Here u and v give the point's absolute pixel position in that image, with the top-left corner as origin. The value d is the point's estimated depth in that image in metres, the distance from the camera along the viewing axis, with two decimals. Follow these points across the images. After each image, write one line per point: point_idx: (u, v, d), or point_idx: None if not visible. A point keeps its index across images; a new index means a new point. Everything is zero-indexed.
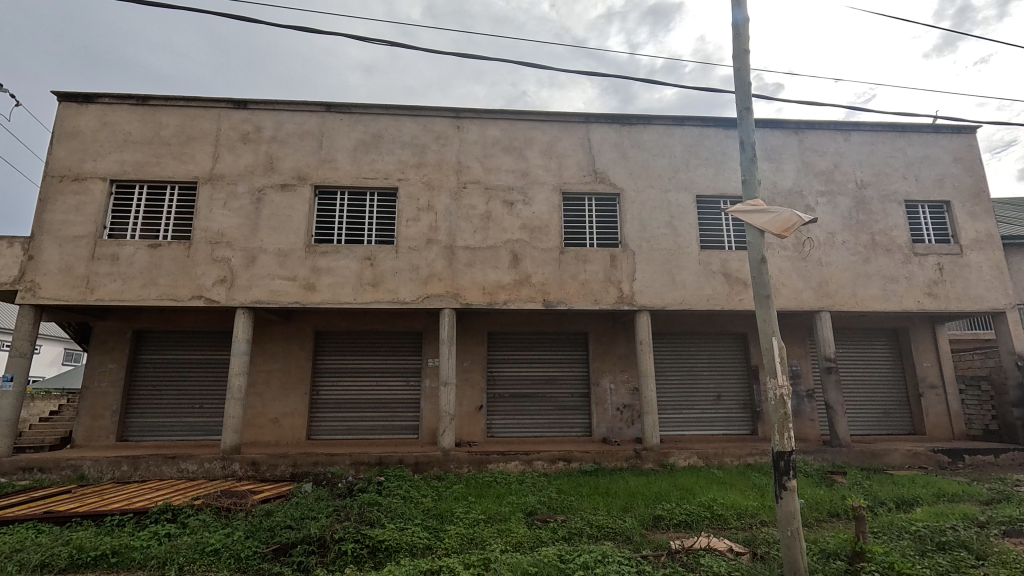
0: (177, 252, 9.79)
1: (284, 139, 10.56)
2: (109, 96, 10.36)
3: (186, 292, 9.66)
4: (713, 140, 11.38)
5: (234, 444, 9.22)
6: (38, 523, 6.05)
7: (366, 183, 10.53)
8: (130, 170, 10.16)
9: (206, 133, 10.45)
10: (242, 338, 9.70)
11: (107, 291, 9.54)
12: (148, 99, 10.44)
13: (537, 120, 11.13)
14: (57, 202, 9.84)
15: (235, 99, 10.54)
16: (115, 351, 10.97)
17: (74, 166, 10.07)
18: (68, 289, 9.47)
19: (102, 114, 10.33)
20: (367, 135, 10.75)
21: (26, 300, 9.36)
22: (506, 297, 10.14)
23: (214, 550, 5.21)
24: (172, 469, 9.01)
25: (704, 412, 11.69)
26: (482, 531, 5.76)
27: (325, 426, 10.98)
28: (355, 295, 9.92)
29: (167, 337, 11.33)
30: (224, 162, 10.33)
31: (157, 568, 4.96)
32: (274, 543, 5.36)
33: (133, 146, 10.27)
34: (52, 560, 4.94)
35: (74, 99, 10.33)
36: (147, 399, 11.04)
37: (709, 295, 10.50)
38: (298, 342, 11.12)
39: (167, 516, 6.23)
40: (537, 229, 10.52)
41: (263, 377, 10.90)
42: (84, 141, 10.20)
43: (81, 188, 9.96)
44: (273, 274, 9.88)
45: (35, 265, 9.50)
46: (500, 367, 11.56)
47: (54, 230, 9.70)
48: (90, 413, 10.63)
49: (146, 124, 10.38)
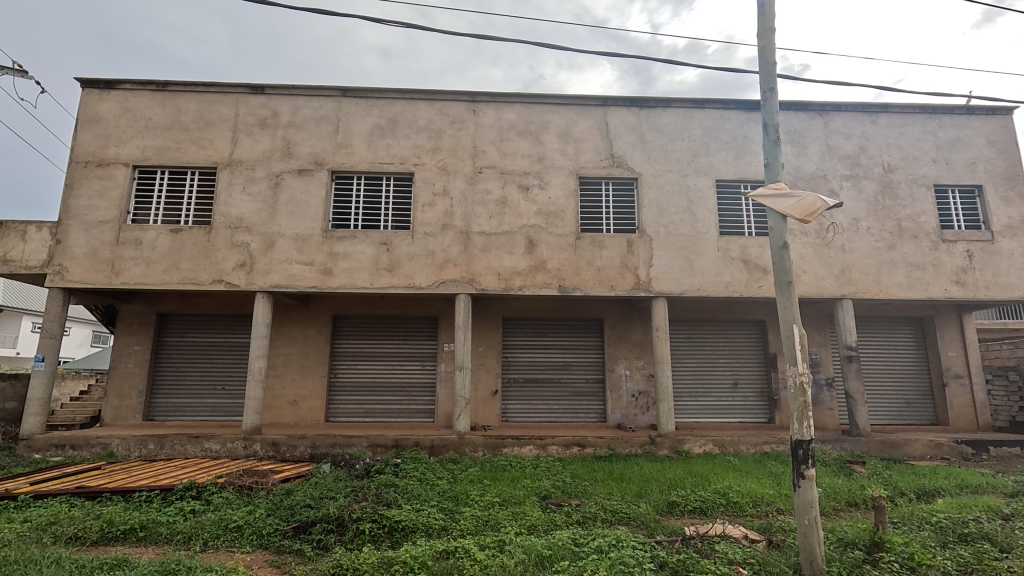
0: (198, 237, 9.95)
1: (301, 123, 10.59)
2: (130, 82, 10.49)
3: (207, 276, 9.83)
4: (734, 123, 11.11)
5: (255, 425, 9.44)
6: (71, 497, 6.29)
7: (382, 168, 10.54)
8: (150, 155, 10.31)
9: (224, 119, 10.53)
10: (263, 321, 9.87)
11: (132, 274, 9.75)
12: (168, 85, 10.53)
13: (553, 103, 10.97)
14: (82, 187, 10.05)
15: (252, 84, 10.59)
16: (140, 333, 11.26)
17: (97, 151, 10.24)
18: (95, 272, 9.71)
19: (124, 100, 10.47)
20: (383, 119, 10.72)
21: (54, 284, 9.62)
22: (521, 282, 10.12)
23: (237, 526, 5.37)
24: (196, 448, 9.27)
25: (720, 400, 11.60)
26: (497, 514, 5.81)
27: (343, 409, 11.17)
28: (372, 280, 9.99)
29: (190, 320, 11.57)
30: (243, 147, 10.42)
31: (182, 542, 5.12)
32: (295, 521, 5.49)
33: (154, 131, 10.40)
34: (85, 533, 5.14)
35: (96, 85, 10.48)
36: (171, 380, 11.32)
37: (728, 281, 10.34)
38: (316, 326, 11.28)
39: (192, 492, 6.43)
40: (553, 215, 10.44)
41: (282, 359, 11.10)
42: (107, 127, 10.36)
43: (104, 173, 10.15)
44: (291, 259, 9.99)
45: (63, 249, 9.75)
46: (516, 352, 11.59)
47: (80, 215, 9.92)
48: (118, 393, 10.97)
49: (166, 109, 10.49)
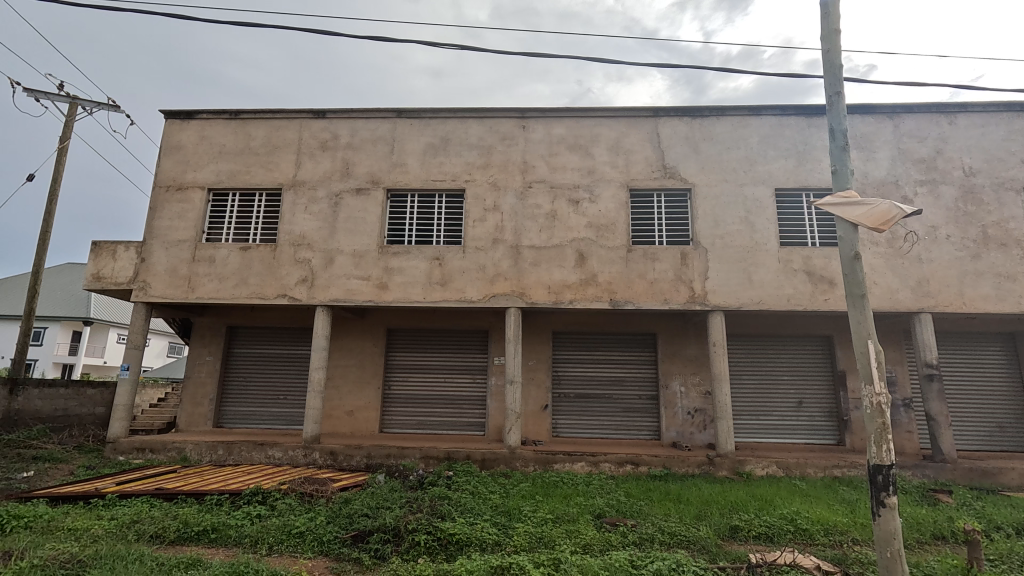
0: (265, 254, 10.55)
1: (359, 145, 11.08)
2: (206, 112, 11.36)
3: (272, 291, 10.39)
4: (794, 130, 10.67)
5: (314, 434, 9.82)
6: (151, 498, 6.72)
7: (434, 185, 10.83)
8: (223, 178, 11.08)
9: (289, 143, 11.18)
10: (322, 334, 10.31)
11: (206, 290, 10.45)
12: (239, 113, 11.33)
13: (603, 117, 10.94)
14: (164, 210, 10.92)
15: (315, 109, 11.20)
16: (212, 345, 12.01)
17: (177, 176, 11.12)
18: (174, 288, 10.48)
19: (201, 129, 11.34)
20: (436, 138, 11.04)
21: (139, 298, 10.46)
22: (572, 296, 10.05)
23: (300, 532, 5.56)
24: (261, 455, 9.73)
25: (783, 419, 11.00)
26: (550, 531, 5.73)
27: (396, 420, 11.42)
28: (425, 294, 10.23)
29: (256, 333, 12.24)
30: (306, 168, 11.01)
31: (250, 546, 5.35)
32: (353, 530, 5.63)
33: (227, 156, 11.18)
34: (164, 533, 5.47)
35: (177, 115, 11.42)
36: (238, 390, 11.97)
37: (790, 294, 9.85)
38: (371, 339, 11.64)
39: (258, 497, 6.72)
40: (604, 227, 10.34)
41: (339, 371, 11.50)
42: (185, 154, 11.23)
43: (183, 196, 10.99)
44: (349, 274, 10.40)
45: (146, 267, 10.60)
46: (566, 367, 11.49)
47: (162, 235, 10.77)
48: (191, 401, 11.72)
49: (238, 136, 11.26)
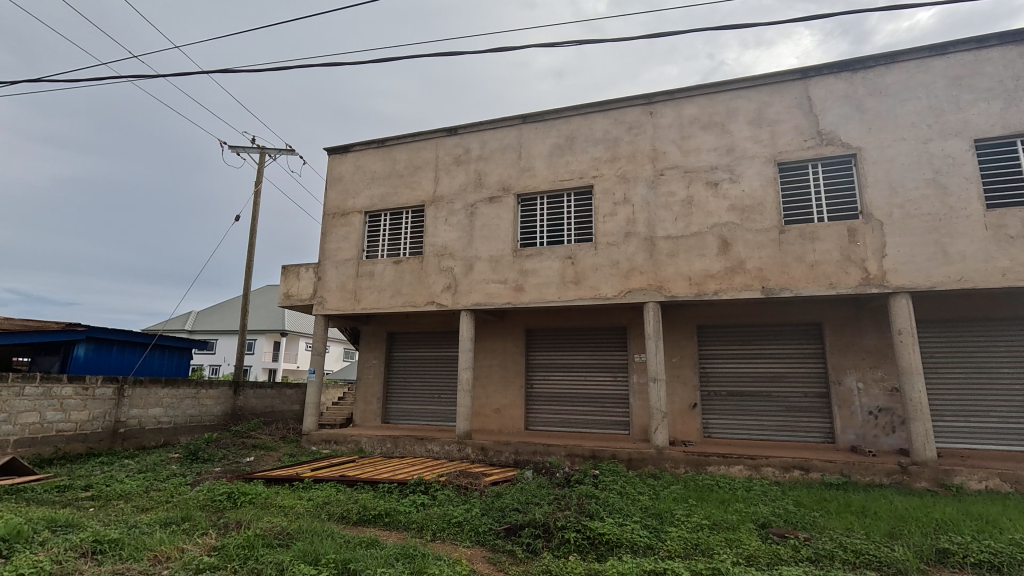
0: (414, 266, 11.60)
1: (489, 155, 11.61)
2: (359, 145, 12.86)
3: (422, 299, 11.37)
4: (999, 63, 8.61)
5: (466, 430, 10.51)
6: (337, 483, 7.79)
7: (562, 185, 10.89)
8: (376, 201, 12.44)
9: (428, 162, 12.14)
10: (467, 336, 11.00)
11: (368, 301, 11.82)
12: (385, 141, 12.61)
13: (740, 88, 9.99)
14: (332, 234, 12.61)
15: (448, 127, 12.01)
16: (377, 350, 13.54)
17: (341, 204, 12.76)
18: (344, 301, 12.04)
19: (356, 160, 12.87)
20: (561, 138, 11.10)
21: (319, 312, 12.22)
22: (716, 286, 9.34)
23: (459, 522, 5.99)
24: (422, 449, 10.70)
25: (1006, 422, 8.93)
26: (707, 538, 5.37)
27: (540, 418, 11.70)
28: (560, 294, 10.33)
29: (411, 337, 13.49)
30: (444, 183, 11.86)
31: (418, 531, 5.90)
32: (506, 522, 5.89)
33: (378, 181, 12.53)
34: (349, 514, 6.30)
35: (337, 151, 13.11)
36: (400, 389, 13.31)
37: (1005, 267, 7.97)
38: (512, 340, 12.10)
39: (421, 487, 7.39)
40: (750, 209, 9.42)
41: (485, 371, 12.15)
42: (345, 183, 12.84)
43: (346, 221, 12.57)
44: (488, 279, 10.94)
45: (322, 284, 12.34)
46: (715, 362, 10.69)
47: (332, 256, 12.45)
48: (364, 399, 13.35)
49: (386, 161, 12.56)
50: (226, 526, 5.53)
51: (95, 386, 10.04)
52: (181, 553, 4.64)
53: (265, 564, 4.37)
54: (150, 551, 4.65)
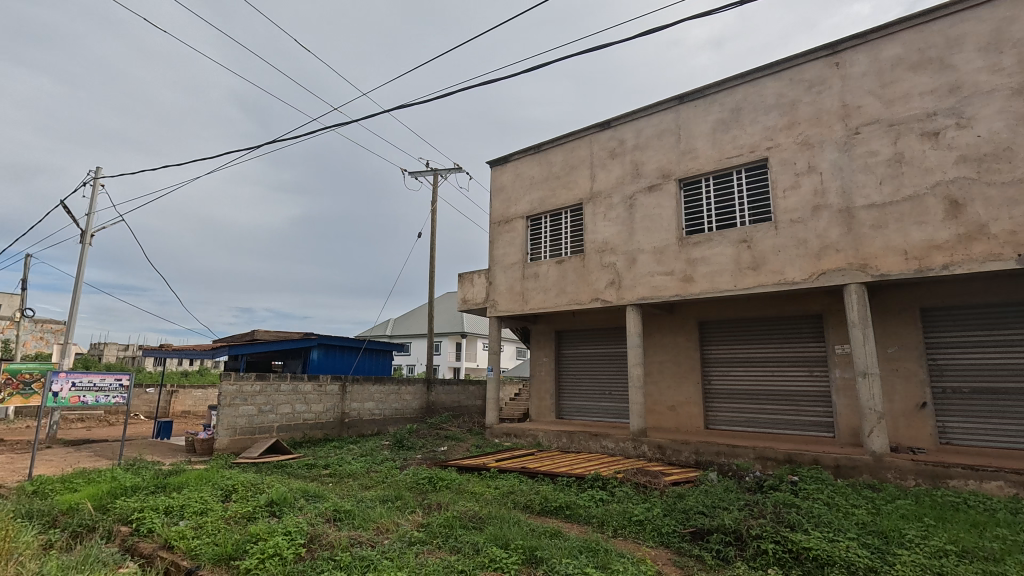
0: (576, 264, 11.75)
1: (645, 143, 11.19)
2: (517, 153, 13.51)
3: (586, 296, 11.45)
4: None
5: (641, 427, 10.26)
6: (520, 474, 8.26)
7: (730, 162, 9.96)
8: (536, 205, 12.91)
9: (583, 160, 12.19)
10: (635, 332, 10.75)
11: (536, 301, 12.33)
12: (541, 146, 13.03)
13: (965, 8, 7.95)
14: (499, 240, 13.46)
15: (601, 122, 11.90)
16: (547, 348, 14.03)
17: (504, 211, 13.55)
18: (514, 303, 12.75)
19: (515, 168, 13.54)
20: (725, 112, 10.17)
21: (492, 314, 13.15)
22: (946, 259, 7.59)
23: (640, 521, 5.87)
24: (597, 445, 10.75)
25: None
26: (954, 567, 4.38)
27: (722, 417, 10.85)
28: (736, 282, 9.47)
29: (578, 335, 13.68)
30: (600, 179, 11.78)
31: (599, 526, 5.95)
32: (691, 526, 5.61)
33: (536, 186, 13.00)
34: (532, 504, 6.63)
35: (498, 162, 13.95)
36: (571, 386, 13.58)
37: None
38: (684, 334, 11.46)
39: (599, 483, 7.43)
40: (991, 158, 7.45)
41: (656, 367, 11.72)
42: (507, 192, 13.60)
43: (511, 227, 13.31)
44: (653, 271, 10.54)
45: (493, 288, 13.26)
46: (951, 353, 8.68)
47: (500, 261, 13.29)
48: (538, 395, 13.94)
49: (542, 166, 12.97)
50: (429, 506, 6.29)
51: (326, 383, 12.29)
52: (396, 526, 5.42)
53: (463, 543, 4.85)
54: (373, 522, 5.53)
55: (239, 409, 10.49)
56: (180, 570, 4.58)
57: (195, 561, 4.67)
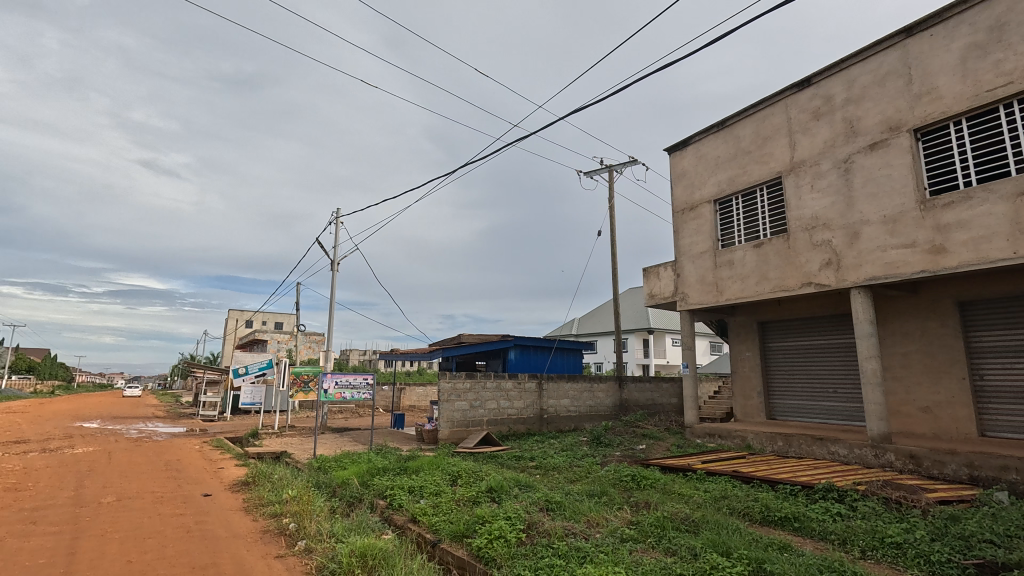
0: (780, 246, 10.46)
1: (861, 94, 9.42)
2: (698, 134, 12.62)
3: (796, 281, 10.10)
4: None
5: (883, 432, 8.63)
6: (732, 478, 7.64)
7: (993, 95, 7.76)
8: (725, 186, 11.88)
9: (778, 128, 10.81)
10: (865, 318, 9.10)
11: (732, 291, 11.32)
12: (725, 122, 11.95)
13: None
14: (685, 229, 12.73)
15: (798, 81, 10.41)
16: (749, 341, 12.75)
17: (689, 198, 12.77)
18: (707, 294, 11.91)
19: (697, 150, 12.67)
20: (980, 33, 7.97)
21: (683, 308, 12.51)
22: None
23: (896, 543, 4.91)
24: (823, 450, 9.39)
25: None
26: None
27: (1006, 422, 8.47)
28: (1016, 247, 7.32)
29: (788, 326, 12.14)
30: (803, 146, 10.30)
31: (839, 544, 5.16)
32: (974, 557, 4.49)
33: (723, 166, 11.97)
34: (750, 512, 6.07)
35: (677, 147, 13.23)
36: (783, 383, 12.10)
37: None
38: (936, 318, 9.28)
39: (833, 494, 6.46)
40: None
41: (899, 360, 9.72)
42: (690, 177, 12.79)
43: (697, 213, 12.48)
44: (885, 245, 8.79)
45: (683, 280, 12.59)
46: None
47: (688, 251, 12.56)
48: (743, 394, 12.74)
49: (729, 143, 11.88)
50: (637, 504, 6.25)
51: (524, 381, 13.13)
52: (606, 521, 5.52)
53: (678, 545, 4.70)
54: (584, 515, 5.72)
55: (455, 405, 11.89)
56: (426, 540, 5.38)
57: (436, 535, 5.43)
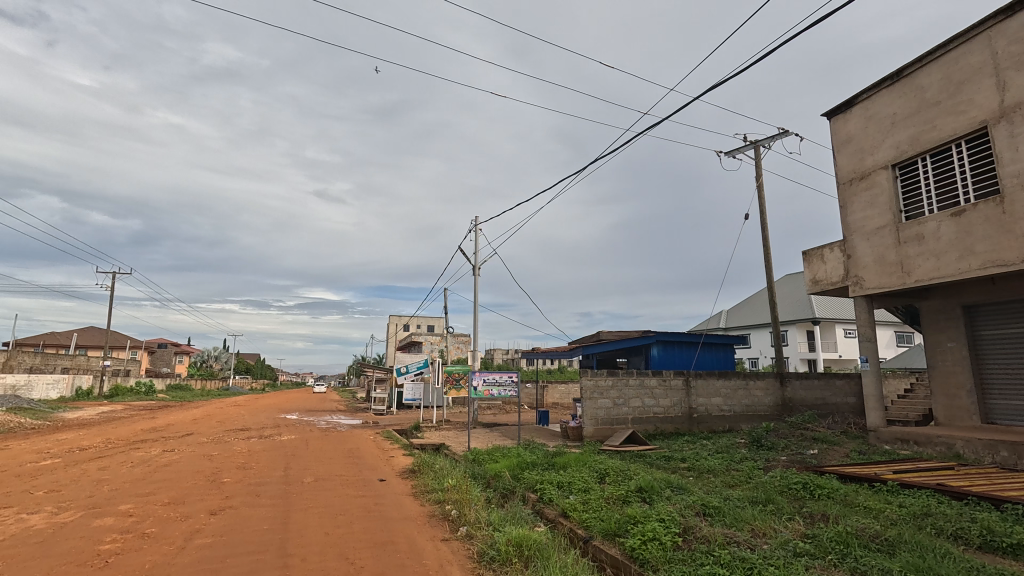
0: (989, 212, 8.54)
1: None
2: (866, 91, 10.86)
3: (1016, 253, 8.14)
4: None
5: None
6: (936, 493, 6.40)
7: None
8: (906, 147, 10.04)
9: (979, 67, 8.82)
10: None
11: (923, 270, 9.52)
12: (901, 71, 10.10)
13: None
14: (854, 203, 11.04)
15: (1007, 6, 8.37)
16: (950, 330, 10.60)
17: (857, 167, 11.05)
18: (888, 276, 10.19)
19: (866, 110, 10.90)
20: None
21: (858, 293, 10.87)
22: None
23: None
24: None
25: None
26: None
27: None
28: None
29: (1007, 309, 9.91)
30: (1017, 85, 8.27)
31: None
32: None
33: (903, 123, 10.13)
34: (965, 535, 5.01)
35: (839, 110, 11.53)
36: (1004, 379, 9.83)
37: None
38: None
39: None
40: None
41: None
42: (858, 142, 11.06)
43: (869, 183, 10.75)
44: None
45: (855, 262, 10.95)
46: None
47: (860, 228, 10.89)
48: (945, 393, 10.64)
49: (908, 95, 10.02)
50: (812, 516, 5.57)
51: (670, 379, 12.54)
52: (775, 532, 5.02)
53: (867, 566, 4.09)
54: (748, 524, 5.28)
55: (598, 402, 11.82)
56: (578, 536, 5.43)
57: (588, 532, 5.45)
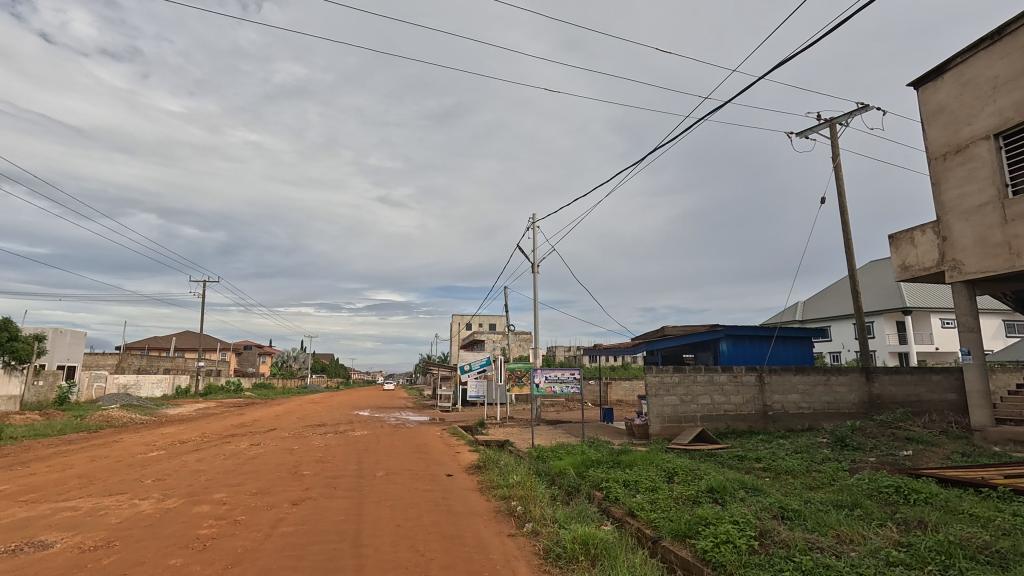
0: None
1: None
2: (960, 55, 9.79)
3: None
4: None
5: None
6: None
7: None
8: (1011, 113, 8.95)
9: None
10: None
11: None
12: (1003, 29, 9.01)
13: None
14: (949, 179, 10.01)
15: None
16: None
17: (951, 140, 10.00)
18: (993, 258, 9.16)
19: (961, 76, 9.83)
20: None
21: (956, 279, 9.86)
22: None
23: None
24: None
25: None
26: None
27: None
28: None
29: None
30: None
31: None
32: None
33: (1006, 88, 9.04)
34: None
35: (927, 78, 10.48)
36: None
37: None
38: None
39: None
40: None
41: None
42: (952, 112, 10.01)
43: (967, 157, 9.69)
44: None
45: (951, 244, 9.93)
46: None
47: (956, 207, 9.86)
48: None
49: (1012, 55, 8.92)
50: (907, 523, 5.10)
51: (742, 374, 11.95)
52: (864, 539, 4.65)
53: None
54: (832, 530, 4.92)
55: (664, 399, 11.49)
56: (646, 536, 5.30)
57: (657, 532, 5.30)
